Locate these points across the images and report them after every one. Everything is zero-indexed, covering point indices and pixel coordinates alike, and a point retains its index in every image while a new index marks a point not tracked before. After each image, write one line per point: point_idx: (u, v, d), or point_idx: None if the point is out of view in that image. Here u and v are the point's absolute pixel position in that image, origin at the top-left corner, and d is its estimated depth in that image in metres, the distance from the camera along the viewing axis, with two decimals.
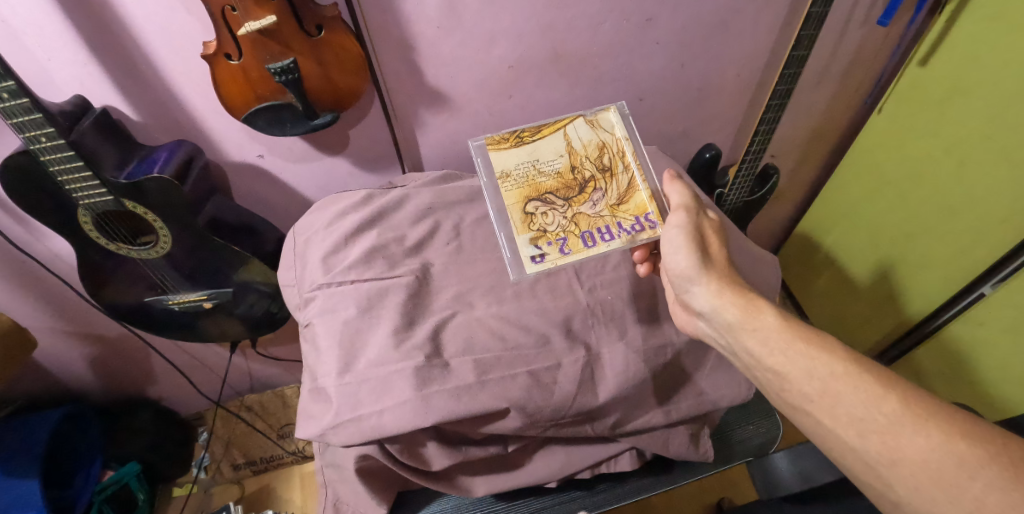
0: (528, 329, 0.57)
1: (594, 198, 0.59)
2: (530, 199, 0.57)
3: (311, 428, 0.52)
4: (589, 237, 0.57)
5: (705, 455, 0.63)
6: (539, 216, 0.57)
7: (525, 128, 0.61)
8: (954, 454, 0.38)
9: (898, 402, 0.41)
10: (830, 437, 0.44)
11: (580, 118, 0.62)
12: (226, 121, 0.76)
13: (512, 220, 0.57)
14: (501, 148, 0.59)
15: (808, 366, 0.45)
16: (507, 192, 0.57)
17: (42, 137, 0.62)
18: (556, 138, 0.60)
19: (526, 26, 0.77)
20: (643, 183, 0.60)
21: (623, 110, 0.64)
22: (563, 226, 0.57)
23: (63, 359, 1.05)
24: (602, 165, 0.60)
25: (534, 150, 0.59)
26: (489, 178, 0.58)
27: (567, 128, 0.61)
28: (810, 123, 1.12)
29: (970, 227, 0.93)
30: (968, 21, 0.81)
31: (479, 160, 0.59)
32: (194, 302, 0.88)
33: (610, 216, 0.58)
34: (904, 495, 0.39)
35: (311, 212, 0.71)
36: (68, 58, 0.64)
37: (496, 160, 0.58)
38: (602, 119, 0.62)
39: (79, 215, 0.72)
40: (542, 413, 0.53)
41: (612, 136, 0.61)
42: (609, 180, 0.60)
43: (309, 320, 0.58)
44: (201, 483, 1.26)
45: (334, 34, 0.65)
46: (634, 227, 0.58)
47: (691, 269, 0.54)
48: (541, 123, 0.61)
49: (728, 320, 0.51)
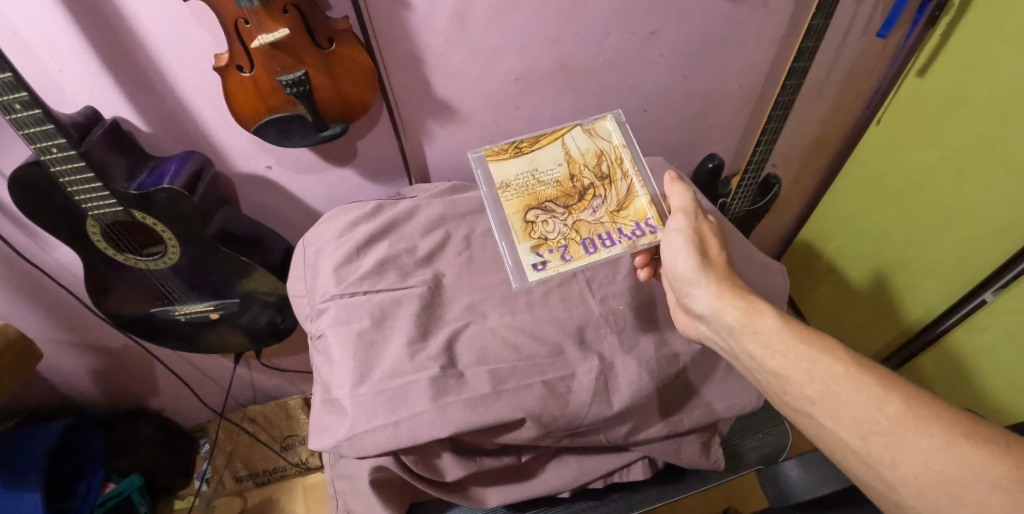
0: (541, 338, 0.57)
1: (593, 205, 0.59)
2: (531, 206, 0.58)
3: (326, 439, 0.51)
4: (591, 244, 0.57)
5: (717, 463, 0.63)
6: (541, 224, 0.58)
7: (524, 140, 0.62)
8: (957, 456, 0.38)
9: (900, 403, 0.41)
10: (832, 439, 0.44)
11: (578, 127, 0.63)
12: (236, 134, 0.77)
13: (512, 228, 0.57)
14: (501, 158, 0.60)
15: (808, 368, 0.46)
16: (507, 201, 0.58)
17: (53, 148, 0.62)
18: (555, 147, 0.61)
19: (534, 39, 0.78)
20: (642, 189, 0.61)
21: (620, 117, 0.65)
22: (564, 233, 0.58)
23: (65, 371, 1.04)
24: (601, 173, 0.61)
25: (533, 160, 0.60)
26: (489, 188, 0.59)
27: (564, 137, 0.62)
28: (810, 133, 1.14)
29: (971, 234, 0.93)
30: (965, 32, 0.83)
31: (479, 172, 0.60)
32: (200, 313, 0.88)
33: (611, 222, 0.59)
34: (908, 497, 0.39)
35: (322, 222, 0.72)
36: (80, 69, 0.64)
37: (496, 171, 0.59)
38: (599, 127, 0.63)
39: (87, 225, 0.72)
40: (558, 423, 0.53)
41: (610, 144, 0.62)
42: (608, 186, 0.60)
43: (321, 331, 0.58)
44: (203, 496, 1.25)
45: (345, 47, 0.66)
46: (635, 232, 0.59)
47: (691, 271, 0.54)
48: (540, 134, 0.62)
49: (729, 322, 0.51)
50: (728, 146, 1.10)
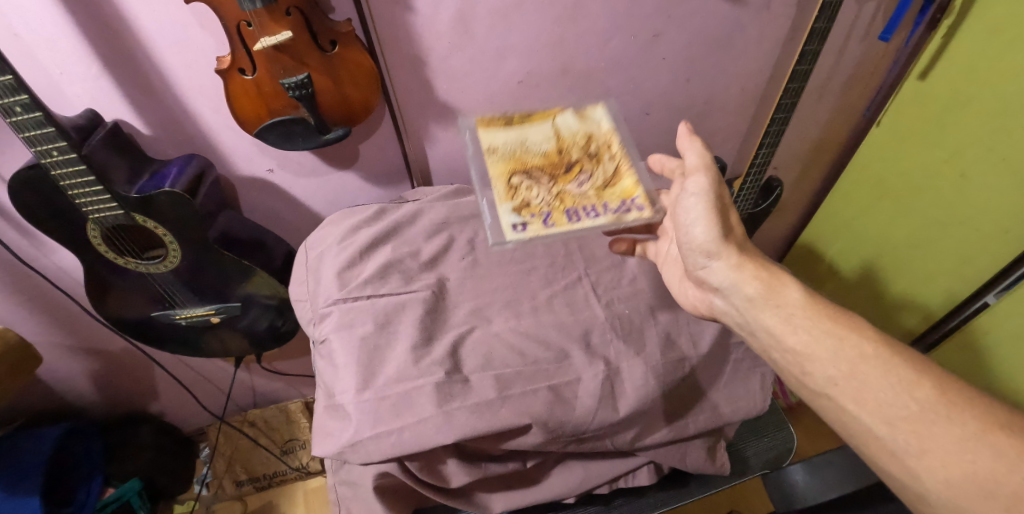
0: (547, 343, 0.57)
1: (579, 179, 0.60)
2: (515, 170, 0.60)
3: (329, 445, 0.50)
4: (573, 213, 0.57)
5: (724, 468, 0.62)
6: (524, 189, 0.58)
7: (517, 115, 0.66)
8: (991, 445, 0.38)
9: (933, 389, 0.41)
10: (853, 424, 0.43)
11: (569, 111, 0.66)
12: (237, 136, 0.77)
13: (495, 190, 0.58)
14: (491, 126, 0.63)
15: (834, 347, 0.45)
16: (494, 164, 0.61)
17: (54, 151, 0.62)
18: (545, 124, 0.64)
19: (536, 42, 0.78)
20: (630, 172, 0.61)
21: (611, 109, 0.69)
22: (548, 201, 0.58)
23: (64, 375, 1.03)
24: (589, 152, 0.63)
25: (525, 130, 0.63)
26: (478, 151, 0.62)
27: (557, 117, 0.65)
28: (812, 136, 1.14)
29: (972, 238, 0.94)
30: (966, 34, 0.83)
31: (469, 140, 0.64)
32: (202, 317, 0.87)
33: (595, 197, 0.59)
34: (932, 487, 0.39)
35: (323, 226, 0.72)
36: (81, 72, 0.64)
37: (485, 138, 0.63)
38: (590, 114, 0.67)
39: (88, 229, 0.72)
40: (564, 428, 0.52)
41: (600, 129, 0.65)
42: (596, 164, 0.61)
43: (324, 336, 0.57)
44: (203, 501, 1.24)
45: (347, 50, 0.65)
46: (621, 207, 0.57)
47: (711, 242, 0.52)
48: (534, 114, 0.66)
49: (749, 294, 0.50)
50: (730, 149, 1.10)
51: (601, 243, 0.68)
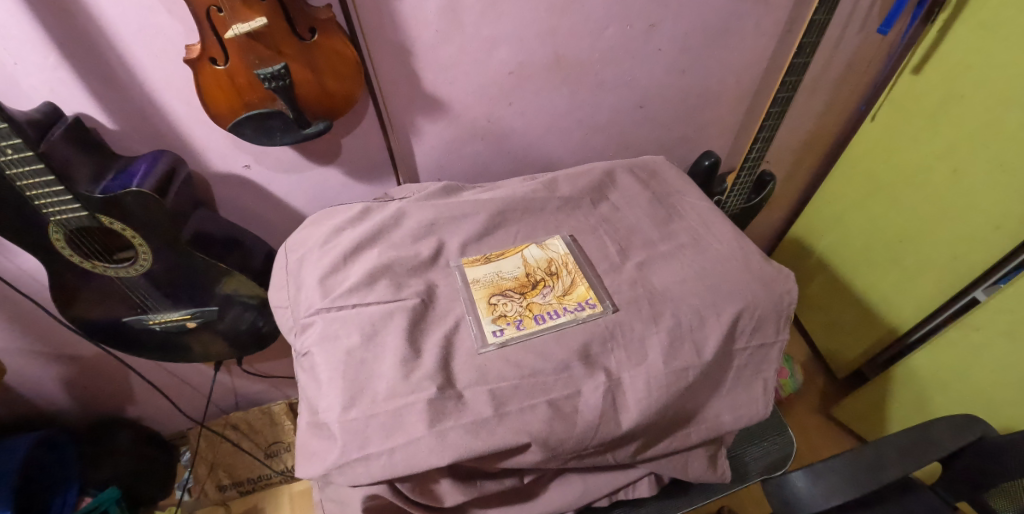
0: (545, 354, 0.53)
1: (543, 292, 0.60)
2: (493, 293, 0.59)
3: (313, 467, 0.47)
4: (541, 317, 0.57)
5: (724, 476, 0.59)
6: (499, 304, 0.58)
7: (490, 248, 0.65)
8: None
9: None
10: None
11: (533, 243, 0.65)
12: (210, 130, 0.72)
13: (474, 309, 0.57)
14: (476, 264, 0.62)
15: None
16: (475, 290, 0.59)
17: (8, 149, 0.57)
18: (512, 259, 0.63)
19: (529, 32, 0.75)
20: (586, 278, 0.61)
21: (570, 234, 0.66)
22: (519, 311, 0.58)
23: (33, 383, 0.98)
24: (549, 272, 0.62)
25: (497, 264, 0.62)
26: (457, 285, 0.60)
27: (522, 250, 0.64)
28: (806, 129, 1.12)
29: (966, 233, 0.92)
30: (964, 28, 0.82)
31: (453, 266, 0.62)
32: (177, 321, 0.82)
33: (557, 302, 0.58)
34: None
35: (304, 227, 0.68)
36: (37, 61, 0.58)
37: (468, 272, 0.61)
38: (551, 245, 0.65)
39: (49, 231, 0.66)
40: (565, 445, 0.49)
41: (559, 253, 0.64)
42: (555, 280, 0.61)
43: (307, 348, 0.54)
44: (184, 506, 1.20)
45: (328, 37, 0.61)
46: (579, 306, 0.57)
47: None
48: (504, 245, 0.65)
49: None
50: (725, 143, 1.07)
51: (598, 245, 0.65)
